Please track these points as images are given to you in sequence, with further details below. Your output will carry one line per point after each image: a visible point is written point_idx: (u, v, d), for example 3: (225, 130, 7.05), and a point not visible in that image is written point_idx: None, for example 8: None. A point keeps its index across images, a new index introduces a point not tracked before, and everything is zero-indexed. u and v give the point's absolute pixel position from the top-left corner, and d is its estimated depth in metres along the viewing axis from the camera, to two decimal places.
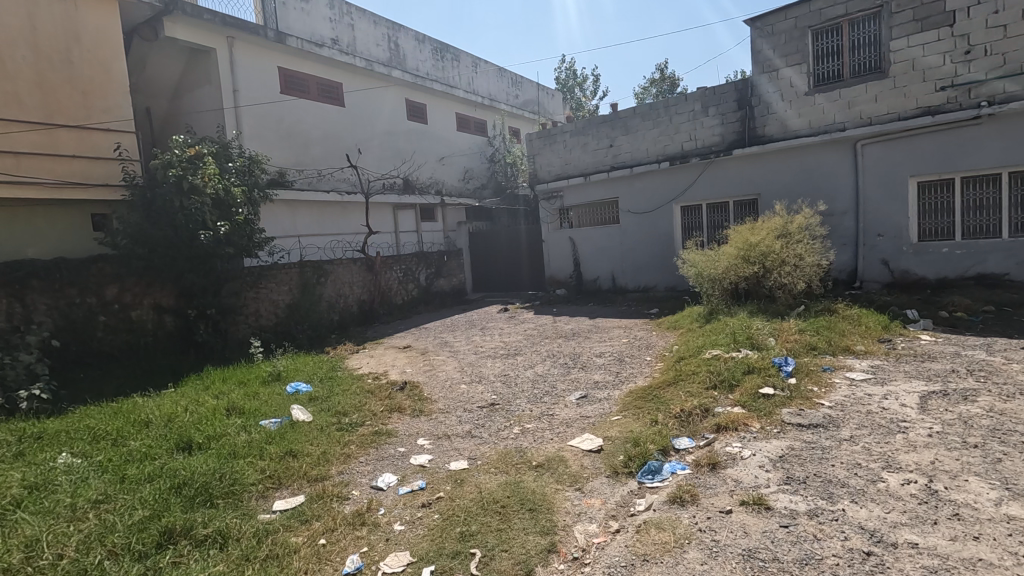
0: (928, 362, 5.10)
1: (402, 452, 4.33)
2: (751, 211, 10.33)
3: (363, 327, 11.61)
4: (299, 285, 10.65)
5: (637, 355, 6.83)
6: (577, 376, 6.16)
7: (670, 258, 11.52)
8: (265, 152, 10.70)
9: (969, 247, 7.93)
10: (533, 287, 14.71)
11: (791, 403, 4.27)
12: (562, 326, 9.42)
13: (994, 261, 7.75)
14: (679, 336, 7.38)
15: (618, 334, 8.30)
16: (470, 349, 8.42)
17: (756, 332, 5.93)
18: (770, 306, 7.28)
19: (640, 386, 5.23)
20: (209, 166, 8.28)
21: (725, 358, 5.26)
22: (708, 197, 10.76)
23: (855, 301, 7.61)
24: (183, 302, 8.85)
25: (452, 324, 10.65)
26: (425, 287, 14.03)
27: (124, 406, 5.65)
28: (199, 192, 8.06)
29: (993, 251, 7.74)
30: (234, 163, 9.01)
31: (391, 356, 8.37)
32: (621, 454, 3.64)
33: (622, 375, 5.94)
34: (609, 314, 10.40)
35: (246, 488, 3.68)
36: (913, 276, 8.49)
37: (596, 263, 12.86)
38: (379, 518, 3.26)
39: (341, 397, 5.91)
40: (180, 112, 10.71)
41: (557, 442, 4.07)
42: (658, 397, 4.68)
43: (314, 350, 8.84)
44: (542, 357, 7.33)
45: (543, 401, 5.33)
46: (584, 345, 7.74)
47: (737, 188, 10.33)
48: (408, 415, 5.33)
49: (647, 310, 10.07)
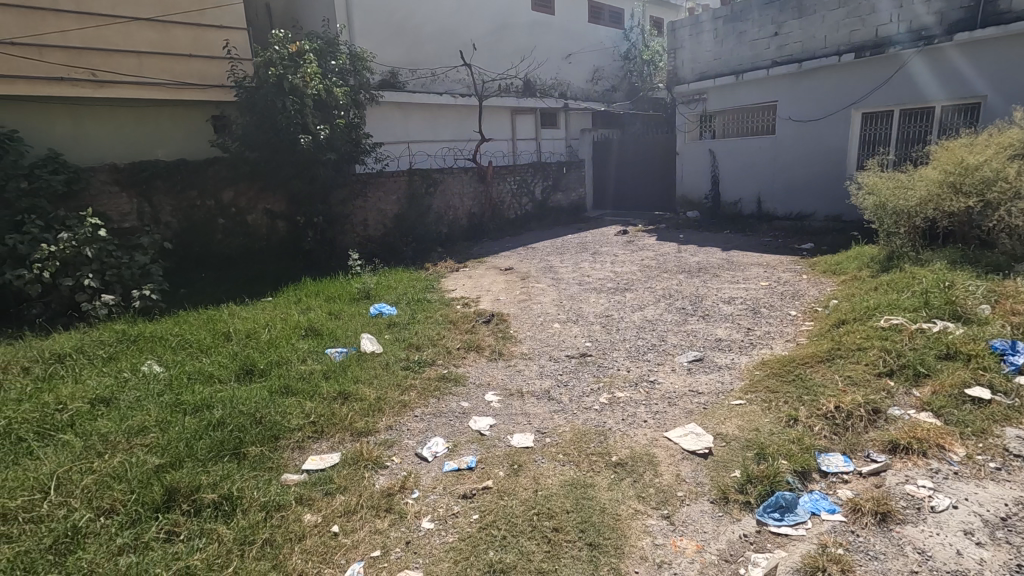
0: None
1: (463, 409, 3.68)
2: (969, 119, 7.70)
3: (471, 242, 11.10)
4: (407, 195, 10.27)
5: (777, 307, 5.42)
6: (694, 329, 4.99)
7: (837, 180, 9.26)
8: (373, 51, 10.02)
9: None
10: (660, 207, 13.06)
11: (1020, 417, 2.84)
12: (686, 258, 8.03)
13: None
14: (839, 286, 5.76)
15: (755, 275, 6.79)
16: (574, 278, 7.48)
17: (963, 295, 4.23)
18: (983, 255, 5.32)
19: (777, 357, 3.97)
20: (311, 62, 7.91)
21: (910, 331, 3.77)
22: (907, 100, 8.19)
23: None
24: (294, 208, 8.86)
25: (562, 246, 9.70)
26: (540, 202, 13.07)
27: (217, 315, 5.66)
28: (299, 92, 7.76)
29: None
30: (337, 61, 8.48)
31: (489, 279, 7.73)
32: (737, 469, 2.60)
33: (754, 334, 4.67)
34: (748, 246, 8.71)
35: (283, 434, 3.28)
36: None
37: (739, 182, 10.85)
38: (409, 506, 2.64)
39: (421, 326, 5.40)
40: (294, 8, 10.29)
41: (650, 429, 3.11)
42: (802, 380, 3.44)
43: (414, 266, 8.51)
44: (656, 297, 6.20)
45: (645, 360, 4.32)
46: (711, 286, 6.41)
47: (954, 88, 7.68)
48: (485, 357, 4.66)
49: (798, 246, 8.25)
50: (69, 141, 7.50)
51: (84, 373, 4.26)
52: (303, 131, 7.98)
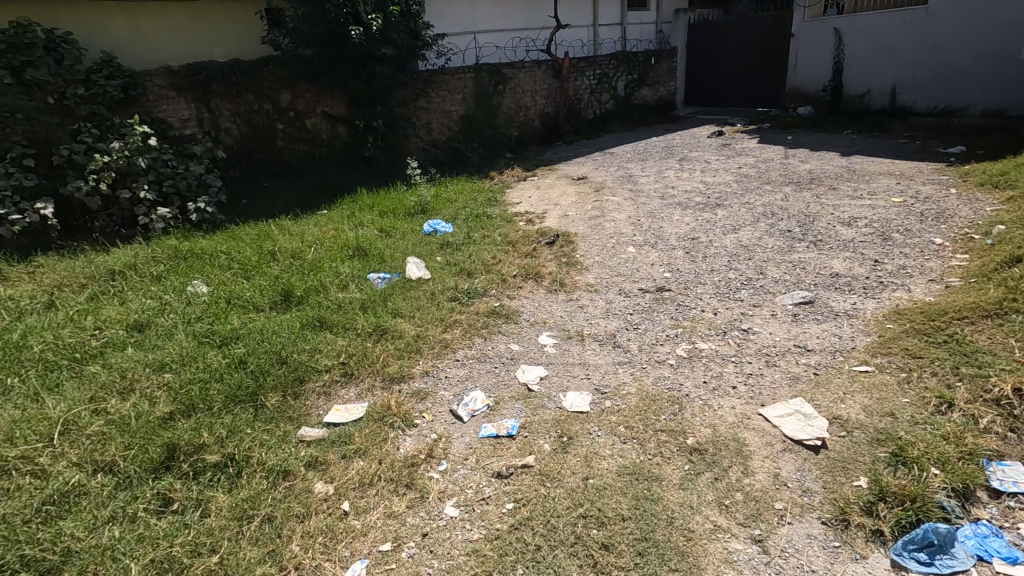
0: None
1: (512, 353, 3.17)
2: None
3: (543, 147, 10.14)
4: (474, 93, 9.35)
5: (916, 232, 4.30)
6: (802, 260, 4.06)
7: (1007, 63, 7.26)
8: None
9: None
10: (765, 103, 11.23)
11: None
12: (795, 166, 6.74)
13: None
14: (1007, 205, 4.47)
15: (885, 189, 5.52)
16: (656, 190, 6.51)
17: None
18: None
19: (919, 304, 3.06)
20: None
21: None
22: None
23: None
24: (353, 112, 8.30)
25: (645, 151, 8.57)
26: (623, 99, 11.63)
27: (268, 231, 5.39)
28: None
29: None
30: None
31: (559, 190, 6.93)
32: (862, 477, 1.91)
33: (884, 270, 3.70)
34: (877, 150, 7.18)
35: (308, 377, 2.94)
36: None
37: (870, 70, 8.91)
38: (432, 483, 2.21)
39: (476, 247, 4.85)
40: None
41: (740, 400, 2.45)
42: (958, 342, 2.57)
43: (478, 175, 7.84)
44: (754, 215, 5.21)
45: (736, 299, 3.55)
46: (826, 203, 5.28)
47: None
48: (544, 287, 4.07)
49: (945, 149, 6.66)
50: (126, 41, 7.19)
51: (131, 292, 4.15)
52: (355, 22, 7.26)
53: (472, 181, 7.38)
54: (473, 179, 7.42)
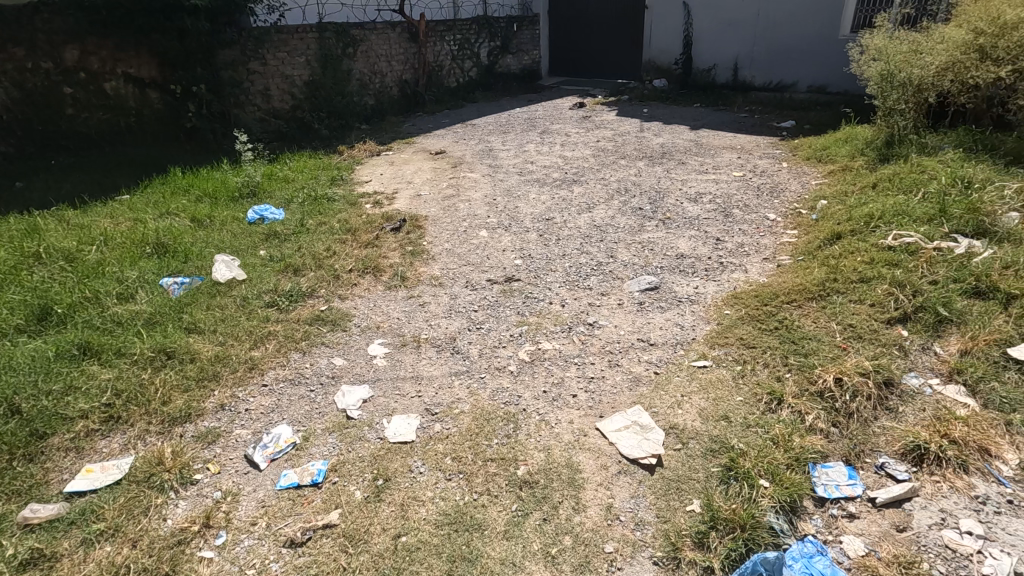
0: None
1: (335, 370, 2.71)
2: None
3: (403, 118, 9.44)
4: (319, 56, 8.37)
5: (753, 208, 4.43)
6: (650, 240, 3.99)
7: (830, 44, 7.99)
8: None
9: None
10: (624, 75, 11.42)
11: None
12: (648, 140, 6.81)
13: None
14: (829, 178, 4.77)
15: (727, 163, 5.71)
16: (515, 165, 6.23)
17: (987, 199, 3.37)
18: (1006, 141, 4.44)
19: (755, 287, 3.06)
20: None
21: (927, 255, 2.88)
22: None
23: None
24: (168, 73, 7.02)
25: (507, 123, 8.26)
26: (486, 67, 11.19)
27: (40, 223, 4.31)
28: None
29: None
30: None
31: (414, 166, 6.40)
32: (695, 499, 1.76)
33: (724, 249, 3.72)
34: (721, 123, 7.49)
35: (50, 430, 2.26)
36: None
37: (715, 45, 9.32)
38: (201, 568, 1.73)
39: (309, 237, 4.23)
40: None
41: (579, 413, 2.22)
42: (788, 327, 2.56)
43: (325, 150, 7.04)
44: (608, 192, 5.11)
45: (584, 288, 3.35)
46: (675, 178, 5.34)
47: None
48: (383, 282, 3.61)
49: (778, 123, 7.10)
50: None
51: None
52: None
53: (317, 157, 6.59)
54: (318, 155, 6.63)
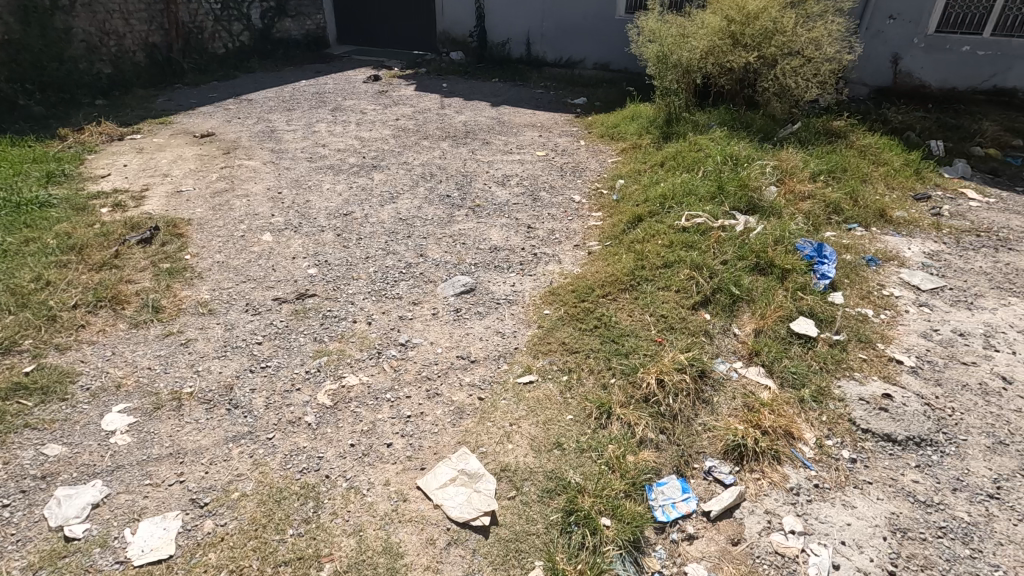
0: (1003, 254, 3.29)
1: (45, 466, 1.93)
2: None
3: (155, 90, 7.74)
4: (14, 7, 6.34)
5: (559, 190, 4.42)
6: (461, 233, 3.71)
7: (609, 23, 8.43)
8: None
9: (996, 49, 5.48)
10: (419, 46, 10.88)
11: (851, 361, 2.29)
12: (451, 118, 6.49)
13: (1020, 70, 5.45)
14: (623, 156, 4.97)
15: (530, 142, 5.67)
16: (303, 149, 5.43)
17: (752, 176, 3.74)
18: (756, 120, 5.07)
19: (570, 280, 2.96)
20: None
21: (715, 235, 3.05)
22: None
23: (864, 116, 5.43)
24: None
25: (291, 98, 7.24)
26: (261, 31, 9.72)
27: None
28: None
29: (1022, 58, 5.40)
30: None
31: (171, 153, 5.20)
32: (537, 560, 1.54)
33: (536, 238, 3.60)
34: (520, 99, 7.49)
35: None
36: (912, 84, 5.95)
37: (507, 18, 9.28)
38: None
39: (6, 262, 3.09)
40: None
41: (396, 469, 1.85)
42: (607, 325, 2.48)
43: (37, 134, 5.37)
44: (412, 178, 4.69)
45: (393, 298, 2.94)
46: (481, 160, 5.12)
47: None
48: (125, 317, 2.75)
49: (572, 100, 7.32)
50: None
51: None
52: None
53: (25, 145, 5.00)
54: (25, 143, 5.02)
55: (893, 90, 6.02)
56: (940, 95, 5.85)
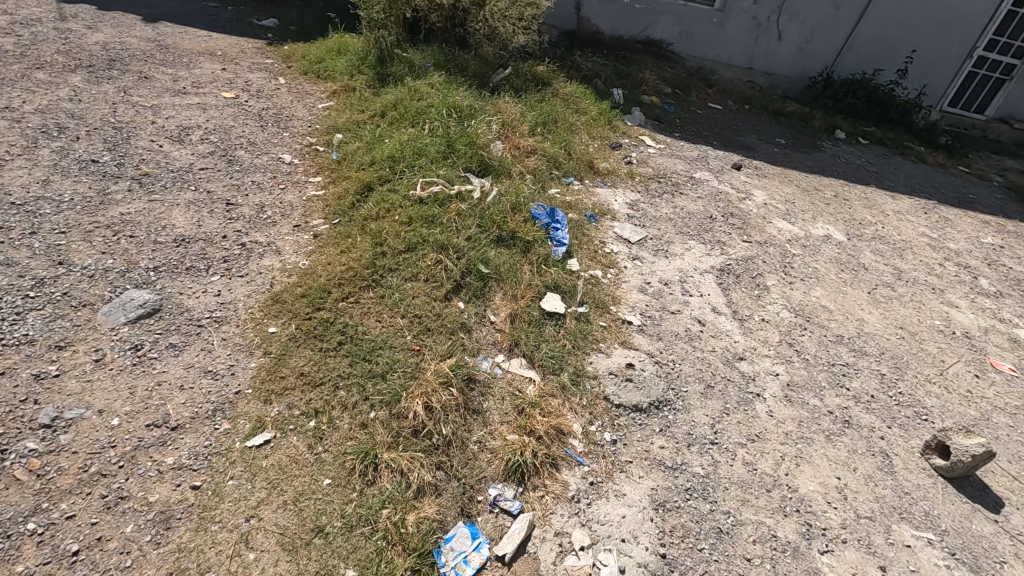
0: (678, 199, 3.91)
1: None
2: None
3: None
4: None
5: (262, 148, 3.60)
6: (125, 222, 2.70)
7: None
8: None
9: (647, 3, 6.40)
10: None
11: (596, 332, 2.39)
12: (80, 37, 4.70)
13: (663, 25, 6.51)
14: (335, 102, 4.31)
15: (210, 78, 4.48)
16: None
17: (479, 131, 3.60)
18: (470, 63, 4.91)
19: (296, 279, 2.41)
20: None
21: (455, 206, 2.82)
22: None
23: (561, 62, 5.80)
24: None
25: None
26: None
27: None
28: None
29: (664, 14, 6.44)
30: None
31: None
32: None
33: (241, 219, 2.85)
34: (186, 13, 5.86)
35: None
36: (590, 30, 6.59)
37: None
38: None
39: None
40: None
41: None
42: (354, 339, 2.07)
43: None
44: (25, 135, 3.22)
45: (17, 346, 1.96)
46: (140, 106, 3.84)
47: None
48: None
49: (258, 20, 6.05)
50: None
51: None
52: None
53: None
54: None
55: (576, 34, 6.59)
56: (610, 43, 6.60)
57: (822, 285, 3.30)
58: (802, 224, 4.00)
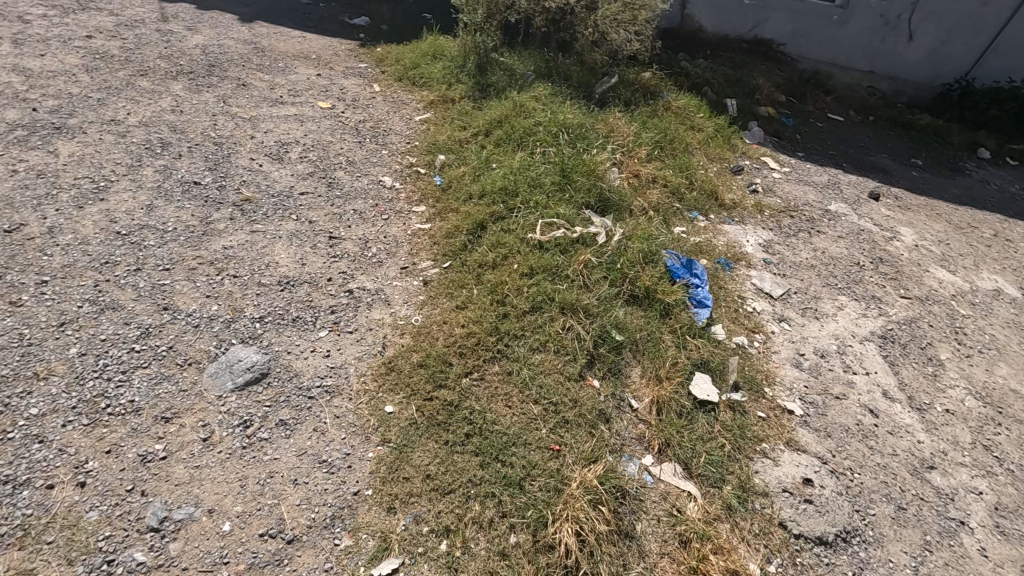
0: (816, 238, 3.40)
1: None
2: None
3: None
4: None
5: (361, 169, 3.37)
6: (229, 258, 2.53)
7: None
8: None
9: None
10: None
11: (757, 428, 2.00)
12: (180, 39, 4.64)
13: (773, 22, 5.68)
14: (432, 114, 4.04)
15: (306, 85, 4.31)
16: None
17: (595, 158, 3.23)
18: (573, 71, 4.53)
19: (410, 340, 2.15)
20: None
21: (581, 256, 2.47)
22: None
23: (668, 67, 5.29)
24: None
25: None
26: None
27: None
28: None
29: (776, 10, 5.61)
30: None
31: None
32: None
33: (345, 257, 2.62)
34: (279, 11, 5.76)
35: None
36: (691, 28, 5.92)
37: None
38: None
39: None
40: None
41: None
42: (482, 431, 1.79)
43: None
44: (129, 152, 3.12)
45: (123, 416, 1.80)
46: (239, 117, 3.70)
47: None
48: None
49: (349, 18, 5.88)
50: None
51: None
52: None
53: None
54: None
55: (677, 33, 5.97)
56: (714, 42, 5.90)
57: (1007, 360, 2.75)
58: (965, 274, 3.40)
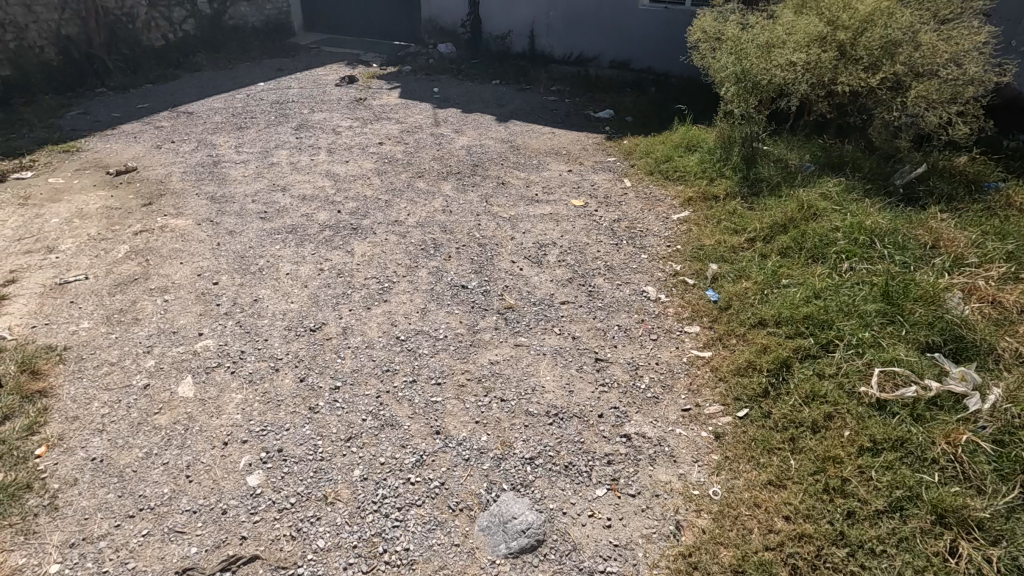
0: None
1: None
2: None
3: (69, 97, 6.15)
4: None
5: (621, 275, 3.11)
6: (495, 376, 2.40)
7: (630, 15, 7.25)
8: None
9: None
10: (400, 35, 9.40)
11: None
12: (450, 141, 5.13)
13: None
14: (693, 213, 3.67)
15: (559, 182, 4.33)
16: (256, 196, 4.03)
17: (933, 279, 2.48)
18: (865, 162, 3.79)
19: (713, 526, 1.71)
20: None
21: (953, 433, 1.78)
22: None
23: (995, 150, 4.16)
24: None
25: (243, 111, 5.76)
26: (209, 19, 8.14)
27: None
28: None
29: None
30: None
31: (66, 209, 3.79)
32: None
33: (616, 387, 2.31)
34: (530, 110, 6.13)
35: None
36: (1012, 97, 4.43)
37: (511, 7, 8.06)
38: None
39: None
40: None
41: None
42: None
43: None
44: (408, 254, 3.32)
45: (398, 569, 1.65)
46: (500, 217, 3.79)
47: None
48: None
49: (594, 112, 5.98)
50: None
51: None
52: None
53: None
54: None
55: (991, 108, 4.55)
56: None
57: None
58: None
